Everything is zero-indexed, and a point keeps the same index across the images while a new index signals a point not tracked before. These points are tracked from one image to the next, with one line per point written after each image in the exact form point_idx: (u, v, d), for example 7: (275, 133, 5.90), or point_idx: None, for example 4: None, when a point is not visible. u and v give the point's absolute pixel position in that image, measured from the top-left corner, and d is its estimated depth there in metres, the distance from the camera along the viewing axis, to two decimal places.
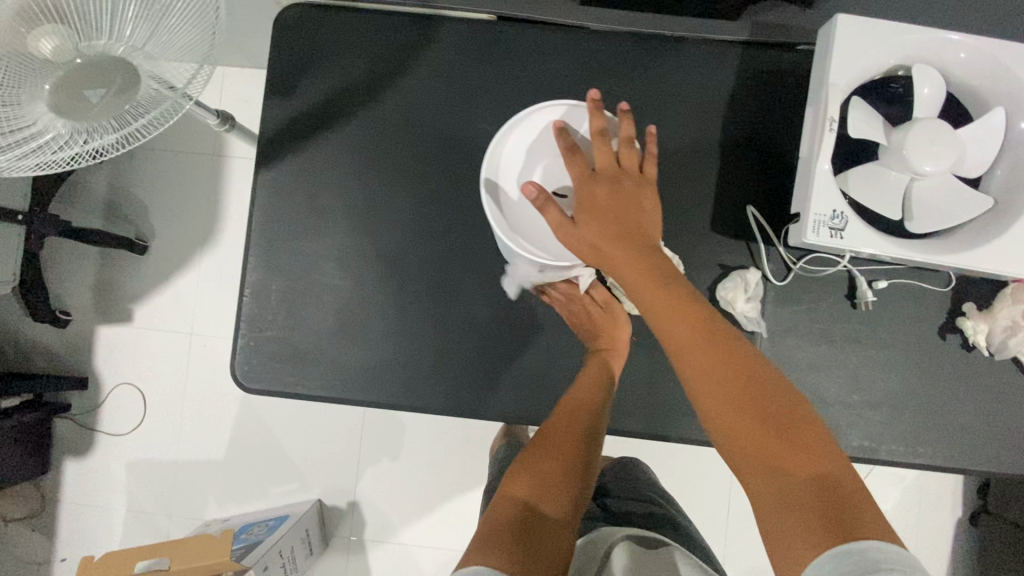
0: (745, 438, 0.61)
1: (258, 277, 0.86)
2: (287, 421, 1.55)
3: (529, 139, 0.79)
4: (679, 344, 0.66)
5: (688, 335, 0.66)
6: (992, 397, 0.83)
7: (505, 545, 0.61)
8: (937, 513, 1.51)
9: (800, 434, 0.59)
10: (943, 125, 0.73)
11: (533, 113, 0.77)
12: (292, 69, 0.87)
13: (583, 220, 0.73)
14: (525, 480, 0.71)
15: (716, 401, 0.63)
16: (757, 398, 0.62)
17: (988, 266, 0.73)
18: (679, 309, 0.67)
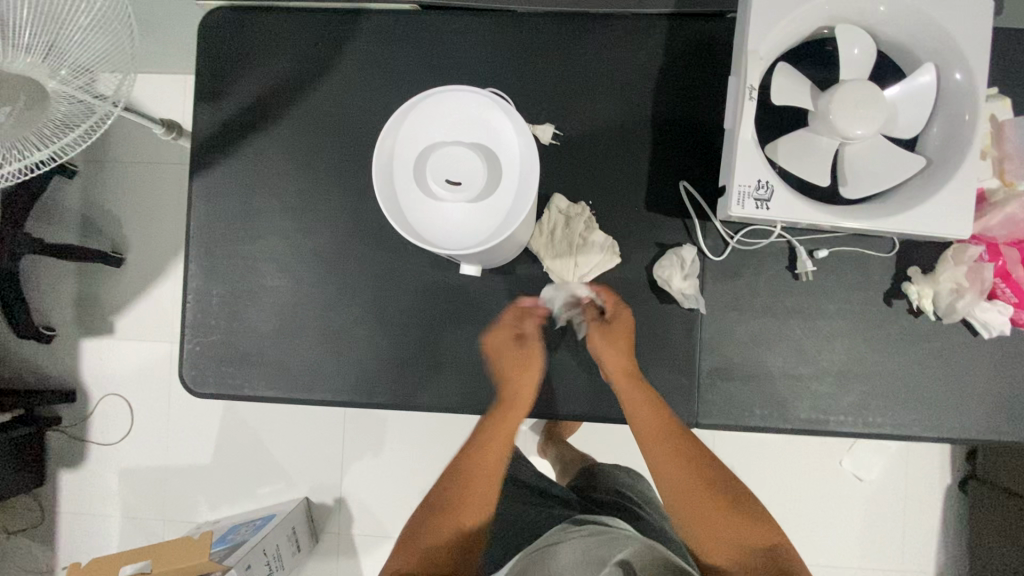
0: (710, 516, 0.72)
1: (200, 283, 0.86)
2: (271, 423, 1.57)
3: (426, 126, 0.69)
4: (655, 450, 0.76)
5: (661, 421, 0.76)
6: (944, 361, 0.81)
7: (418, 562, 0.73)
8: (925, 481, 1.49)
9: (745, 510, 0.73)
10: (870, 86, 0.71)
11: (429, 96, 0.67)
12: (221, 72, 0.87)
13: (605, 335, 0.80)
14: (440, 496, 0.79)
15: (690, 495, 0.74)
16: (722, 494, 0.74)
17: (922, 228, 0.71)
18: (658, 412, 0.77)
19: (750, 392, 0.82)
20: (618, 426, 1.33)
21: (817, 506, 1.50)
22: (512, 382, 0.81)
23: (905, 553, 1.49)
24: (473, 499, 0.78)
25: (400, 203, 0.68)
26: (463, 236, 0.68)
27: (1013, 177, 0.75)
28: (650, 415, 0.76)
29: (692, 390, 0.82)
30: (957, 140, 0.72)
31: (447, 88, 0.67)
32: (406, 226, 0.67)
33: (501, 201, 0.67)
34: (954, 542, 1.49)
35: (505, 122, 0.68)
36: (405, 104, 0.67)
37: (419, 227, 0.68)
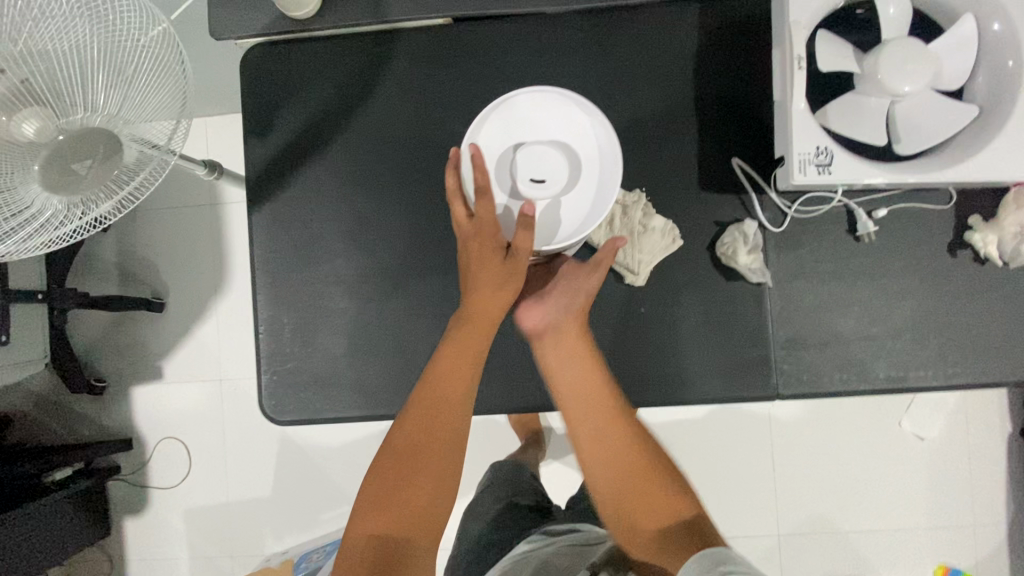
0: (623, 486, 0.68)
1: (270, 313, 0.88)
2: (326, 449, 1.58)
3: (508, 126, 0.71)
4: (586, 413, 0.71)
5: (587, 385, 0.72)
6: (1014, 306, 0.81)
7: (381, 523, 0.66)
8: (985, 432, 1.49)
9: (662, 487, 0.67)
10: (915, 41, 0.72)
11: (510, 99, 0.70)
12: (268, 106, 0.89)
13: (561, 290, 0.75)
14: (389, 457, 0.69)
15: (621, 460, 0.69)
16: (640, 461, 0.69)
17: (984, 174, 0.71)
18: (579, 375, 0.72)
19: (826, 358, 0.82)
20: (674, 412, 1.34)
21: (879, 469, 1.49)
22: (478, 297, 0.73)
23: (972, 506, 1.49)
24: (430, 477, 0.68)
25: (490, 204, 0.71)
26: (550, 231, 0.71)
27: None
28: (581, 390, 0.72)
29: (768, 363, 0.82)
30: (1005, 85, 0.73)
31: (529, 89, 0.70)
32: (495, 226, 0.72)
33: (591, 183, 0.70)
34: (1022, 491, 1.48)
35: (581, 119, 0.71)
36: (485, 108, 0.70)
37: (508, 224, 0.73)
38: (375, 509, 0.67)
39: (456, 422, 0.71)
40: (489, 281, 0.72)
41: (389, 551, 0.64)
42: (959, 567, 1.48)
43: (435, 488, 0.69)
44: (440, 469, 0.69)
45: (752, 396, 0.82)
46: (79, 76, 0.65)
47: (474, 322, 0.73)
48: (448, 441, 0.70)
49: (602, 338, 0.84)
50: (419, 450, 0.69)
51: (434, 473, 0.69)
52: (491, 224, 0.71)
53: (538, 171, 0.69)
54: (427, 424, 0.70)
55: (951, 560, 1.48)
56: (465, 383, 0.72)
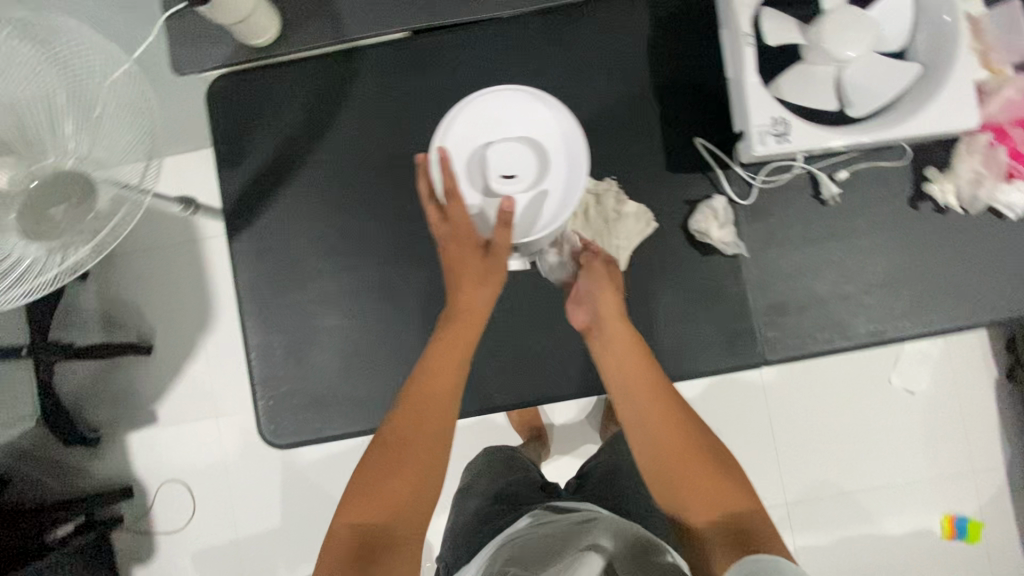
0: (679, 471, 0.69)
1: (259, 339, 0.88)
2: (330, 472, 1.57)
3: (475, 124, 0.73)
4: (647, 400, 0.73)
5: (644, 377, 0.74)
6: (979, 250, 0.84)
7: (366, 512, 0.66)
8: (972, 378, 1.54)
9: (716, 475, 0.68)
10: (853, 9, 0.75)
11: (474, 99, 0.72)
12: (237, 135, 0.90)
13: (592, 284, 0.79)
14: (377, 451, 0.69)
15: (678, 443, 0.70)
16: (691, 456, 0.69)
17: (933, 127, 0.75)
18: (628, 368, 0.74)
19: (808, 321, 0.85)
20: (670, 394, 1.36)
21: (877, 426, 1.54)
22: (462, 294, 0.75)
23: (968, 451, 1.54)
24: (417, 468, 0.68)
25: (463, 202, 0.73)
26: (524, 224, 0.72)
27: (1000, 65, 0.81)
28: (638, 379, 0.74)
29: (755, 331, 0.85)
30: (943, 41, 0.77)
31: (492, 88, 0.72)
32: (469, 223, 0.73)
33: (561, 174, 0.71)
34: (1013, 431, 1.53)
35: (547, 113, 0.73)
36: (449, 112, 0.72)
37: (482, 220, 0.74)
38: (360, 500, 0.66)
39: (443, 417, 0.71)
40: (467, 282, 0.74)
41: (368, 539, 0.64)
42: (964, 515, 1.52)
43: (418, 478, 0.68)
44: (425, 463, 0.69)
45: (740, 365, 0.84)
46: (50, 122, 0.68)
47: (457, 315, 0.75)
48: (434, 432, 0.70)
49: None
50: (403, 442, 0.69)
51: (417, 465, 0.68)
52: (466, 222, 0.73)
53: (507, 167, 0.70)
54: (415, 417, 0.70)
55: (955, 508, 1.52)
56: (452, 379, 0.73)
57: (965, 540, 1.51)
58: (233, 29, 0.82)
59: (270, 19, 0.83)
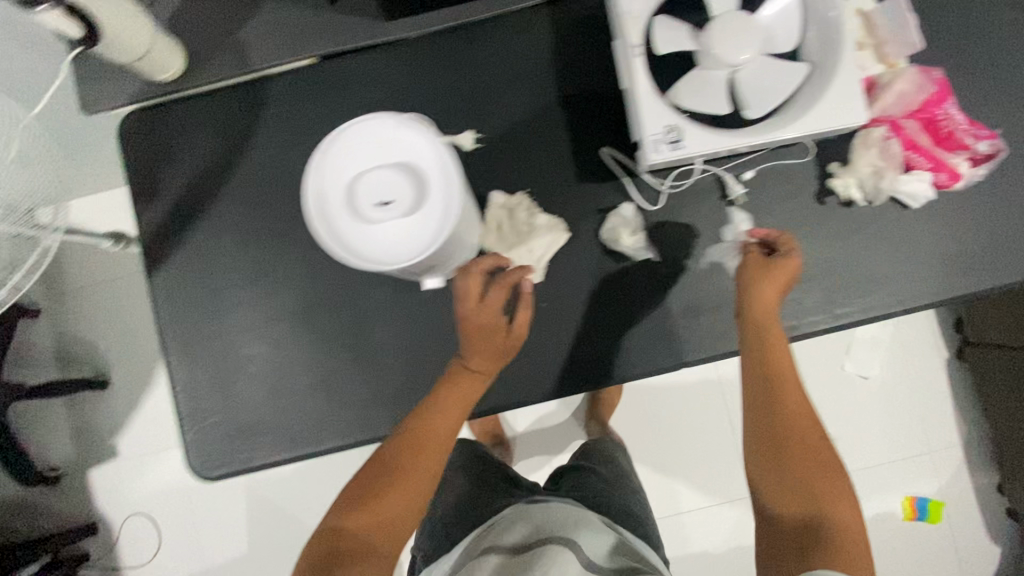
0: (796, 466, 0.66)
1: (184, 371, 0.88)
2: (295, 495, 1.56)
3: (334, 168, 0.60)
4: (786, 391, 0.71)
5: (784, 372, 0.72)
6: (886, 239, 0.86)
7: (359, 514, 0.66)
8: (925, 360, 1.56)
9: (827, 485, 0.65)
10: (739, 13, 0.76)
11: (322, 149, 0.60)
12: (152, 170, 0.90)
13: (757, 281, 0.75)
14: (385, 458, 0.70)
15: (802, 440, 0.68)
16: (802, 457, 0.67)
17: (823, 125, 0.76)
18: (765, 362, 0.73)
19: (724, 321, 0.86)
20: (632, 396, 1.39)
21: (833, 412, 1.56)
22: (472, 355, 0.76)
23: (926, 432, 1.55)
24: (414, 483, 0.69)
25: (354, 250, 0.59)
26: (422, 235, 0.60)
27: (894, 58, 0.83)
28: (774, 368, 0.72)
29: (672, 334, 0.86)
30: (831, 39, 0.78)
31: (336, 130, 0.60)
32: (370, 264, 0.59)
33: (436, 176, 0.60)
34: (968, 409, 1.55)
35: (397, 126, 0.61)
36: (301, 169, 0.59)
37: (382, 256, 0.60)
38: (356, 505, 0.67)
39: (445, 439, 0.73)
40: (485, 348, 0.76)
41: (350, 541, 0.65)
42: (925, 495, 1.54)
43: (408, 493, 0.68)
44: (417, 483, 0.69)
45: (660, 368, 0.86)
46: None
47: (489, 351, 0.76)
48: (434, 453, 0.71)
49: None
50: (406, 455, 0.70)
51: (408, 485, 0.69)
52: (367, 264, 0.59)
53: (381, 196, 0.58)
54: (427, 433, 0.72)
55: (916, 490, 1.54)
56: (459, 411, 0.75)
57: (926, 520, 1.53)
58: (136, 67, 0.82)
59: (173, 53, 0.84)
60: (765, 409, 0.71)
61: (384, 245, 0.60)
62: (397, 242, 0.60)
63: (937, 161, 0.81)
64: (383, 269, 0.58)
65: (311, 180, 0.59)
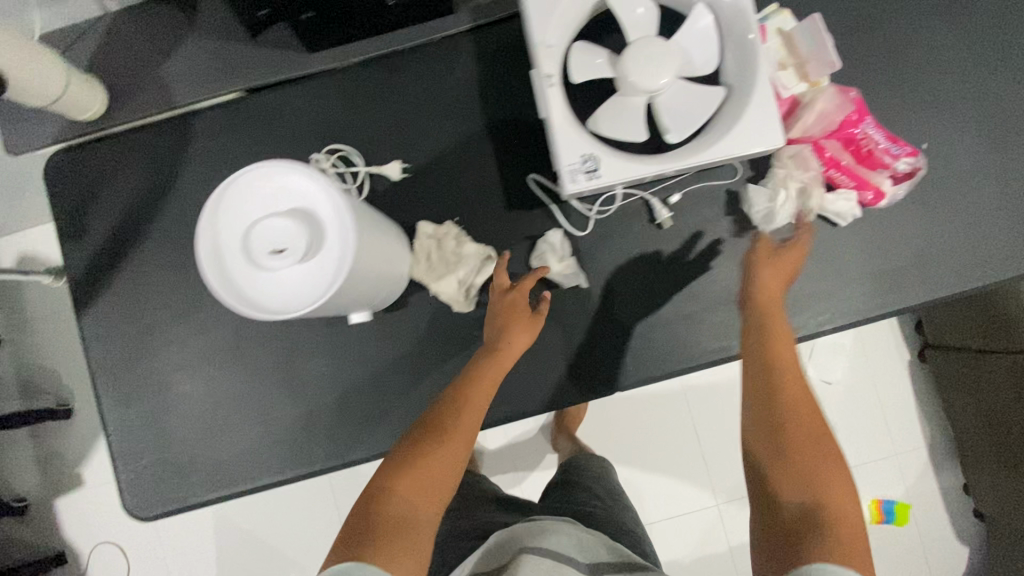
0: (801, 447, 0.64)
1: (116, 412, 0.88)
2: (263, 519, 1.56)
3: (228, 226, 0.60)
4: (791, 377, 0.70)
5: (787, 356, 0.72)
6: (815, 258, 0.86)
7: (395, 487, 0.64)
8: (887, 363, 1.56)
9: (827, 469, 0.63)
10: (654, 40, 0.75)
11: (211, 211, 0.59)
12: (79, 211, 0.89)
13: (766, 266, 0.79)
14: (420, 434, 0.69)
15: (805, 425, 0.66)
16: (806, 439, 0.65)
17: (740, 150, 0.76)
18: (772, 345, 0.73)
19: (652, 345, 0.86)
20: None
21: None
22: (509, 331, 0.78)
23: (890, 434, 1.55)
24: (454, 449, 0.68)
25: (263, 302, 0.59)
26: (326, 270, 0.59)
27: (815, 76, 0.82)
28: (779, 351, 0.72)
29: (603, 358, 0.87)
30: (747, 63, 0.77)
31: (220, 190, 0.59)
32: (283, 310, 0.59)
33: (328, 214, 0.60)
34: (931, 410, 1.55)
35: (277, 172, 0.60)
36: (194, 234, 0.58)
37: (293, 301, 0.59)
38: (396, 470, 0.65)
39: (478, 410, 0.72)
40: (520, 324, 0.78)
41: (389, 512, 0.63)
42: (891, 498, 1.54)
43: (443, 462, 0.67)
44: (452, 455, 0.68)
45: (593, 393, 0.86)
46: None
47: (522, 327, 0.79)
48: (471, 421, 0.71)
49: (444, 367, 0.87)
50: (444, 423, 0.70)
51: (445, 453, 0.67)
52: (280, 311, 0.59)
53: (274, 245, 0.57)
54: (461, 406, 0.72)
55: (881, 493, 1.54)
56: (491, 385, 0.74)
57: (893, 524, 1.52)
58: (52, 108, 0.81)
59: (90, 92, 0.83)
60: (765, 390, 0.70)
61: (292, 288, 0.59)
62: (304, 281, 0.59)
63: (860, 179, 0.82)
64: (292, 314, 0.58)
65: (205, 243, 0.58)
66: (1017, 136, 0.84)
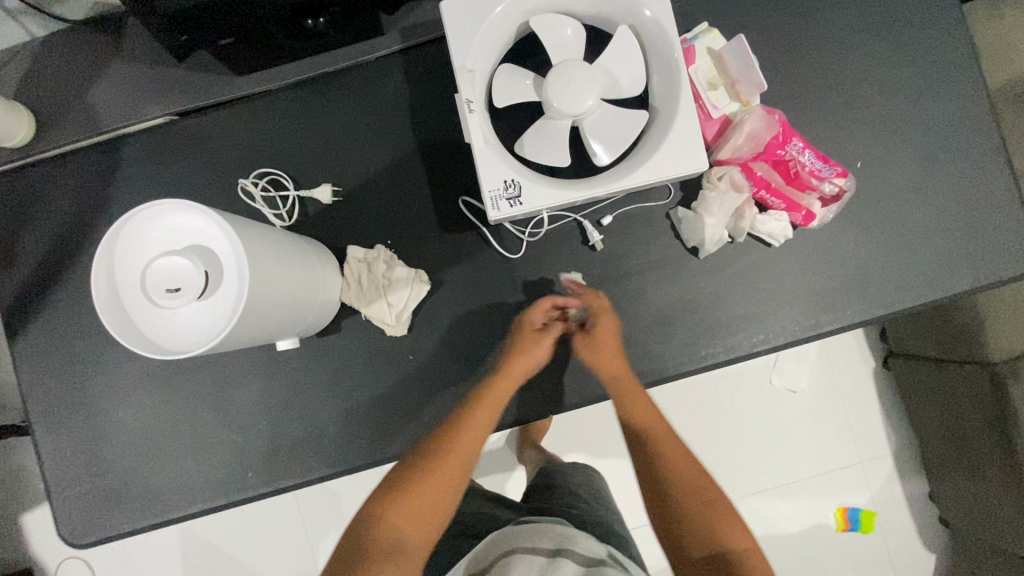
0: (686, 493, 0.70)
1: (51, 440, 0.88)
2: (214, 542, 1.43)
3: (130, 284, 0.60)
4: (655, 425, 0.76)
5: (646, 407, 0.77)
6: (749, 278, 0.85)
7: (394, 513, 0.66)
8: (853, 372, 1.53)
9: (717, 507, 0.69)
10: (577, 64, 0.74)
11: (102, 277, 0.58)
12: (9, 235, 0.88)
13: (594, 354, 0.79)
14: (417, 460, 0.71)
15: (683, 469, 0.72)
16: (692, 484, 0.71)
17: (666, 174, 0.75)
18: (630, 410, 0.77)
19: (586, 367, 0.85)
20: (555, 423, 1.37)
21: (766, 432, 1.52)
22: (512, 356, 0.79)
23: (859, 441, 1.52)
24: (444, 476, 0.70)
25: (181, 343, 0.59)
26: (222, 288, 0.59)
27: (746, 96, 0.81)
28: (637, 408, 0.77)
29: (537, 381, 0.86)
30: (671, 85, 0.77)
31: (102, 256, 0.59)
32: (201, 341, 0.59)
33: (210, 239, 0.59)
34: (898, 418, 1.52)
35: (150, 217, 0.59)
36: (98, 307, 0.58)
37: (206, 330, 0.59)
38: (390, 498, 0.67)
39: (482, 432, 0.74)
40: (522, 346, 0.79)
41: (390, 540, 0.64)
42: (857, 506, 1.50)
43: (445, 483, 0.69)
44: (452, 476, 0.70)
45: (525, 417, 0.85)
46: None
47: (526, 347, 0.79)
48: (472, 447, 0.73)
49: (377, 392, 0.86)
50: (440, 450, 0.71)
51: (448, 476, 0.70)
52: (199, 342, 0.59)
53: (163, 287, 0.56)
54: (460, 429, 0.73)
55: (848, 500, 1.50)
56: (492, 408, 0.76)
57: (859, 531, 1.49)
58: None
59: (19, 119, 0.82)
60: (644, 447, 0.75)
61: (202, 321, 0.59)
62: (208, 305, 0.59)
63: (791, 201, 0.81)
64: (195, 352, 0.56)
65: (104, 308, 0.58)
66: (942, 157, 0.85)
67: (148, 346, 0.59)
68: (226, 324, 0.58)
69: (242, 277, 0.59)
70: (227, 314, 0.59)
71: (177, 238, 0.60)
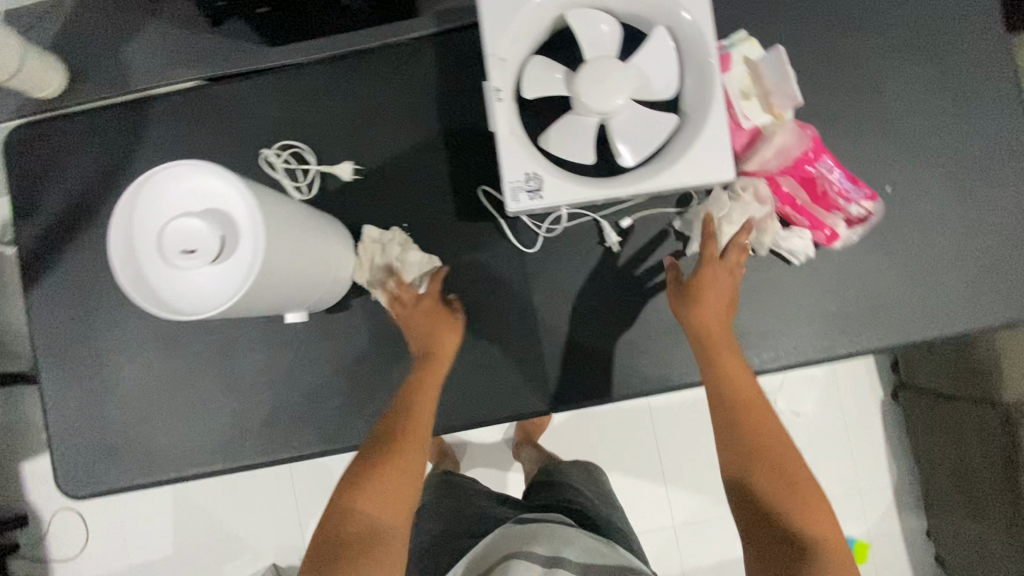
0: (763, 460, 0.69)
1: (56, 389, 0.89)
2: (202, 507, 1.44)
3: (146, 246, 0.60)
4: (743, 384, 0.74)
5: (732, 363, 0.75)
6: (764, 293, 0.84)
7: (359, 509, 0.66)
8: (859, 400, 1.50)
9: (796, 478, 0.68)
10: (610, 61, 0.73)
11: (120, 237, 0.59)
12: (34, 184, 0.89)
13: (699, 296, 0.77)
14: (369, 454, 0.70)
15: (763, 435, 0.71)
16: (770, 451, 0.70)
17: (690, 180, 0.74)
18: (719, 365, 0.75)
19: (590, 367, 0.85)
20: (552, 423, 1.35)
21: None
22: (433, 342, 0.80)
23: (860, 471, 1.49)
24: (402, 467, 0.69)
25: (193, 306, 0.59)
26: (234, 251, 0.59)
27: (780, 109, 0.79)
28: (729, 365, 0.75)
29: (541, 378, 0.85)
30: (703, 90, 0.75)
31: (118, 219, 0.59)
32: (213, 304, 0.59)
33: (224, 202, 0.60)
34: (902, 450, 1.49)
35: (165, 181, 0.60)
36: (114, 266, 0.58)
37: (220, 293, 0.59)
38: (354, 495, 0.67)
39: (426, 417, 0.74)
40: (445, 327, 0.81)
41: (365, 536, 0.64)
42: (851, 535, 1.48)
43: (404, 473, 0.69)
44: (409, 464, 0.70)
45: (525, 411, 0.85)
46: None
47: (445, 329, 0.81)
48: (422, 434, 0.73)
49: (380, 372, 0.87)
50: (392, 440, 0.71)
51: (402, 465, 0.69)
52: (212, 305, 0.59)
53: (176, 247, 0.56)
54: (410, 419, 0.73)
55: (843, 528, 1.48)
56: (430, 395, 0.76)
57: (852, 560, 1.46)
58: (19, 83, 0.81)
59: (53, 71, 0.84)
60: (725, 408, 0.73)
61: (217, 285, 0.59)
62: (220, 269, 0.59)
63: (814, 220, 0.81)
64: (211, 312, 0.56)
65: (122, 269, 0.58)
66: (971, 187, 0.83)
67: (163, 308, 0.58)
68: (239, 286, 0.58)
69: (256, 239, 0.59)
70: (241, 277, 0.59)
71: (191, 203, 0.60)
